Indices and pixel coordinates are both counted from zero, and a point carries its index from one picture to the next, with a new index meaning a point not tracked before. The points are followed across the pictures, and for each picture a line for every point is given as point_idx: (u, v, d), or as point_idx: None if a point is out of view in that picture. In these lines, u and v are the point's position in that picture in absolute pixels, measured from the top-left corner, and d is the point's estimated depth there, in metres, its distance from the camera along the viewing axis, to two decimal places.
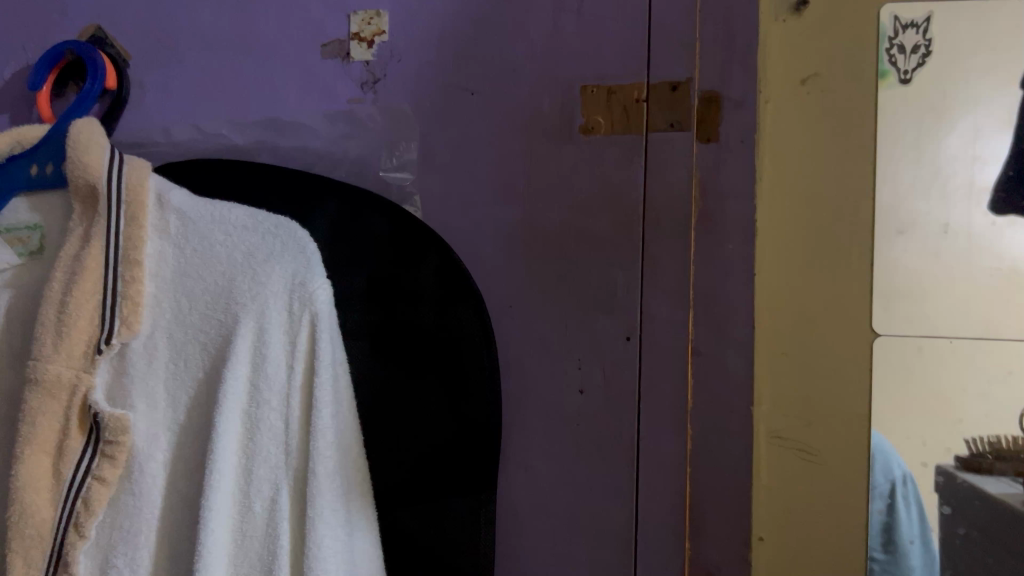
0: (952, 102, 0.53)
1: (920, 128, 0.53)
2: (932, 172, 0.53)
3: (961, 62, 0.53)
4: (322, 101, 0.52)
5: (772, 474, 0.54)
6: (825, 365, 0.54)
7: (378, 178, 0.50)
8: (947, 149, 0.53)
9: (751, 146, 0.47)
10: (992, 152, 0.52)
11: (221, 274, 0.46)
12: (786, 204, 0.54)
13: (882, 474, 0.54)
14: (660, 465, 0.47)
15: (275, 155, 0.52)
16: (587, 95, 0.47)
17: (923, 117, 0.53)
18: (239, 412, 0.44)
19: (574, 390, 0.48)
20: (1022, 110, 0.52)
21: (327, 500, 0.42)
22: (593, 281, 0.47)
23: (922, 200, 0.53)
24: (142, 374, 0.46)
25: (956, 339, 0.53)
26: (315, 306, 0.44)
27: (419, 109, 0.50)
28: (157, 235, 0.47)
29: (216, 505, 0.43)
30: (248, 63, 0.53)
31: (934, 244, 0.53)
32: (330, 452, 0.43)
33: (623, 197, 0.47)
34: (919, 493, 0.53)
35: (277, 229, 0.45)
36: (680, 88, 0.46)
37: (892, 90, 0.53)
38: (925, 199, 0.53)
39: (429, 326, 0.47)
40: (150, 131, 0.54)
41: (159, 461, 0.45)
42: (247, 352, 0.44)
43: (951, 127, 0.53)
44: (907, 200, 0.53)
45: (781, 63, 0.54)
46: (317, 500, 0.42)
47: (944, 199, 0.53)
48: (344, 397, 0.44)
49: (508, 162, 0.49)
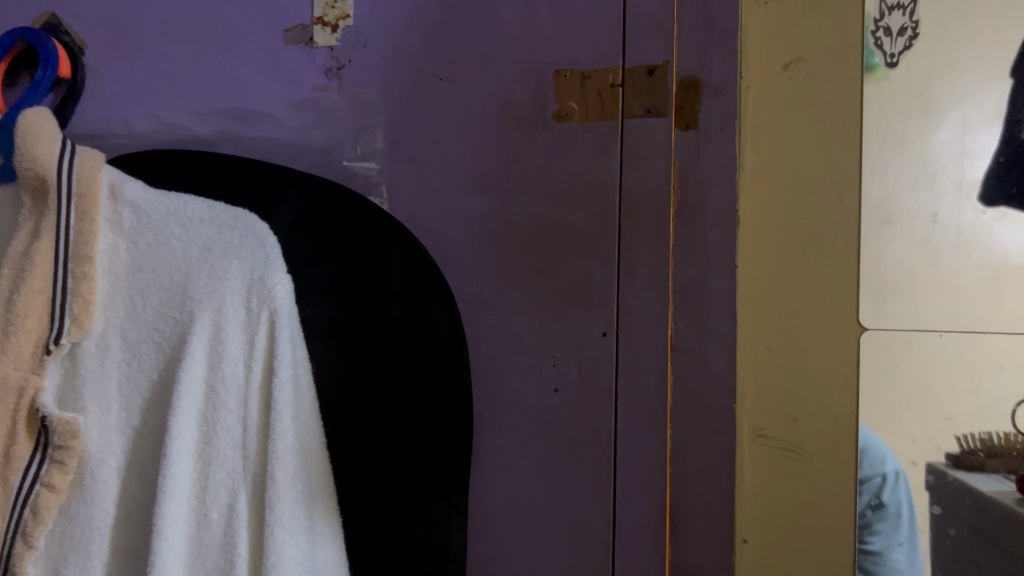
0: (941, 95, 0.52)
1: (910, 120, 0.52)
2: (922, 165, 0.52)
3: (948, 52, 0.52)
4: (284, 88, 0.49)
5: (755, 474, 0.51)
6: (812, 361, 0.52)
7: (342, 168, 0.48)
8: (936, 142, 0.52)
9: (732, 133, 0.45)
10: (982, 144, 0.52)
11: (176, 269, 0.44)
12: (769, 195, 0.51)
13: (874, 468, 0.52)
14: (640, 467, 0.45)
15: (238, 146, 0.50)
16: (560, 80, 0.45)
17: (911, 106, 0.52)
18: (194, 415, 0.42)
19: (550, 388, 0.46)
20: (1010, 103, 0.52)
21: (287, 506, 0.40)
22: (569, 275, 0.45)
23: (911, 194, 0.52)
24: (94, 376, 0.44)
25: (946, 334, 0.52)
26: (274, 301, 0.42)
27: (386, 96, 0.48)
28: (110, 228, 0.45)
29: (170, 513, 0.40)
30: (209, 49, 0.51)
31: (923, 236, 0.52)
32: (290, 455, 0.40)
33: (599, 185, 0.45)
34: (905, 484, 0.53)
35: (236, 221, 0.43)
36: (657, 72, 0.44)
37: (881, 83, 0.52)
38: (914, 192, 0.52)
39: (396, 322, 0.45)
40: (108, 123, 0.52)
41: (113, 466, 0.43)
42: (202, 351, 0.42)
43: (940, 121, 0.52)
44: (896, 193, 0.52)
45: (762, 48, 0.52)
46: (276, 507, 0.39)
47: (933, 192, 0.52)
48: (306, 398, 0.42)
49: (479, 151, 0.46)
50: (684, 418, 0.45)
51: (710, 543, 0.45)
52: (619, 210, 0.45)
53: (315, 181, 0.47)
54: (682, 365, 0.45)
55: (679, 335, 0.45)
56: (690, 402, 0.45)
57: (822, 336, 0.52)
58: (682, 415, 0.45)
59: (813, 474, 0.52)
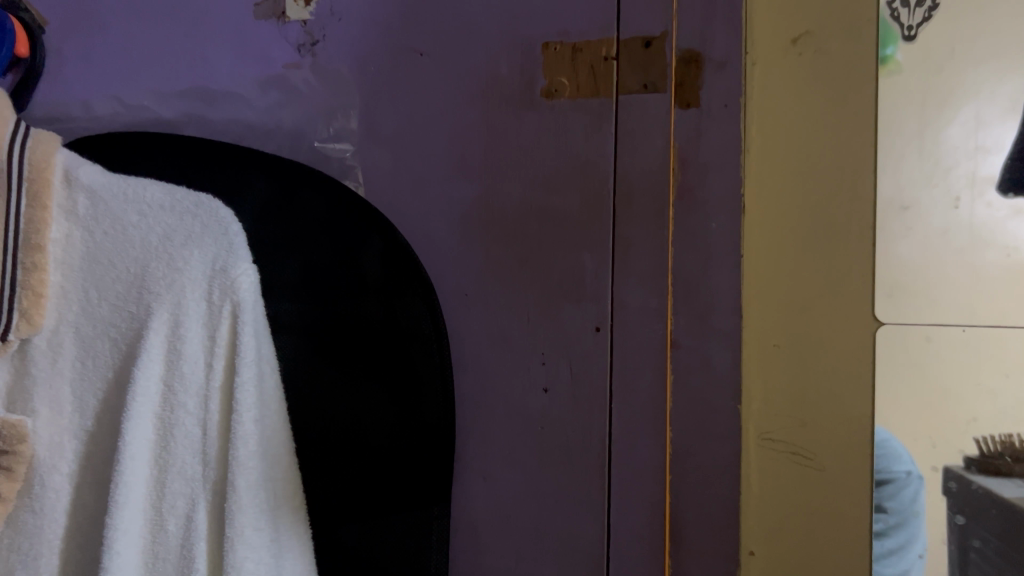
0: (957, 84, 0.49)
1: (923, 108, 0.49)
2: (933, 159, 0.49)
3: (965, 36, 0.49)
4: (255, 66, 0.46)
5: (761, 479, 0.47)
6: (821, 359, 0.48)
7: (315, 149, 0.45)
8: (948, 138, 0.49)
9: (736, 111, 0.41)
10: (996, 139, 0.49)
11: (133, 260, 0.40)
12: (773, 179, 0.48)
13: (888, 464, 0.49)
14: (636, 474, 0.41)
15: (204, 128, 0.47)
16: (549, 54, 0.42)
17: (928, 88, 0.49)
18: (152, 417, 0.39)
19: (539, 388, 0.42)
20: None
21: (249, 519, 0.37)
22: (558, 266, 0.42)
23: (923, 187, 0.49)
24: (45, 375, 0.41)
25: (968, 329, 0.49)
26: (237, 294, 0.38)
27: (362, 73, 0.44)
28: (63, 216, 0.41)
29: (123, 524, 0.37)
30: (176, 26, 0.47)
31: (935, 234, 0.49)
32: (252, 463, 0.37)
33: (590, 168, 0.41)
34: (919, 481, 0.50)
35: (197, 208, 0.40)
36: (654, 44, 0.41)
37: (895, 72, 0.49)
38: (926, 185, 0.49)
39: (371, 319, 0.43)
40: (68, 105, 0.49)
41: (65, 472, 0.40)
42: (160, 349, 0.39)
43: (954, 113, 0.49)
44: (907, 186, 0.49)
45: (769, 20, 0.48)
46: (236, 519, 0.36)
47: (945, 185, 0.49)
48: (271, 399, 0.39)
49: (462, 132, 0.43)
50: (684, 421, 0.41)
51: (713, 558, 0.41)
52: (613, 195, 0.41)
53: (290, 166, 0.44)
54: (683, 363, 0.41)
55: (679, 331, 0.41)
56: (691, 404, 0.41)
57: (832, 331, 0.49)
58: (682, 418, 0.41)
59: (823, 480, 0.48)
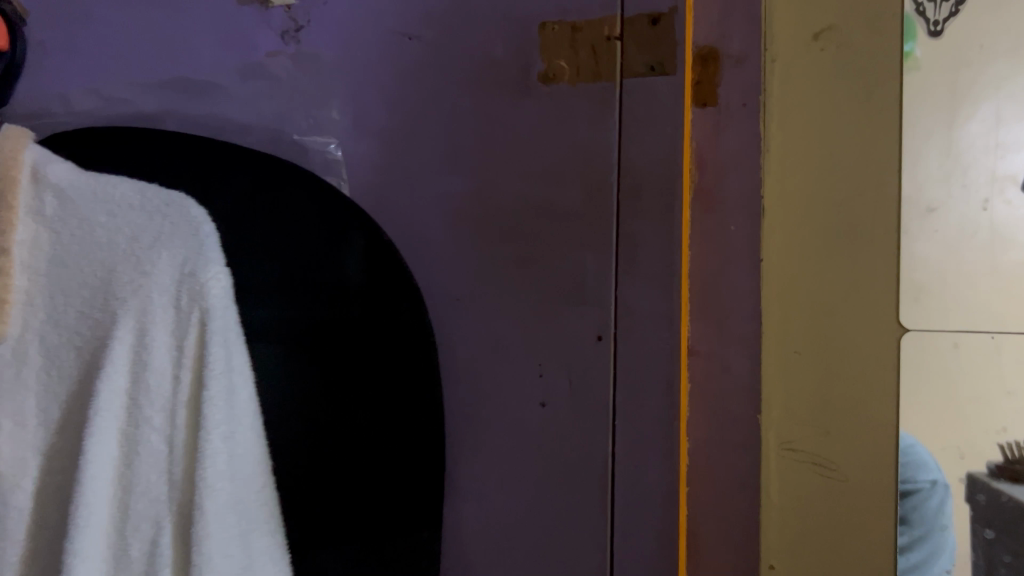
0: (980, 82, 0.48)
1: (946, 107, 0.48)
2: (955, 158, 0.48)
3: (987, 32, 0.49)
4: (235, 54, 0.45)
5: (782, 490, 0.46)
6: (845, 365, 0.47)
7: (293, 142, 0.44)
8: (967, 134, 0.48)
9: (754, 109, 0.43)
10: (1017, 136, 0.49)
11: (100, 264, 0.39)
12: (798, 177, 0.46)
13: (916, 474, 0.48)
14: (643, 491, 0.38)
15: (185, 121, 0.47)
16: (548, 35, 0.40)
17: (952, 81, 0.48)
18: (117, 430, 0.38)
19: (535, 401, 0.40)
20: None
21: (217, 544, 0.35)
22: (558, 264, 0.39)
23: (944, 187, 0.48)
24: (9, 385, 0.40)
25: (998, 336, 0.48)
26: (206, 300, 0.37)
27: (349, 61, 0.43)
28: (30, 216, 0.41)
29: (83, 545, 0.36)
30: (156, 14, 0.47)
31: (955, 236, 0.48)
32: (222, 483, 0.36)
33: (592, 160, 0.39)
34: (947, 491, 0.49)
35: (167, 209, 0.39)
36: (661, 21, 0.38)
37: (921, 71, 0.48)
38: (948, 185, 0.48)
39: (351, 319, 0.42)
40: (47, 100, 0.49)
41: (27, 489, 0.39)
42: (124, 359, 0.38)
43: (973, 110, 0.48)
44: (930, 185, 0.48)
45: (791, 13, 0.46)
46: (203, 543, 0.35)
47: (966, 185, 0.48)
48: (242, 413, 0.37)
49: (454, 123, 0.41)
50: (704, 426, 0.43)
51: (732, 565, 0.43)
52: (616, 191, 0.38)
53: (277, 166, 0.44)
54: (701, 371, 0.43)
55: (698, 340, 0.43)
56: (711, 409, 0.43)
57: (854, 336, 0.47)
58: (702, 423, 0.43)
59: (851, 489, 0.47)
